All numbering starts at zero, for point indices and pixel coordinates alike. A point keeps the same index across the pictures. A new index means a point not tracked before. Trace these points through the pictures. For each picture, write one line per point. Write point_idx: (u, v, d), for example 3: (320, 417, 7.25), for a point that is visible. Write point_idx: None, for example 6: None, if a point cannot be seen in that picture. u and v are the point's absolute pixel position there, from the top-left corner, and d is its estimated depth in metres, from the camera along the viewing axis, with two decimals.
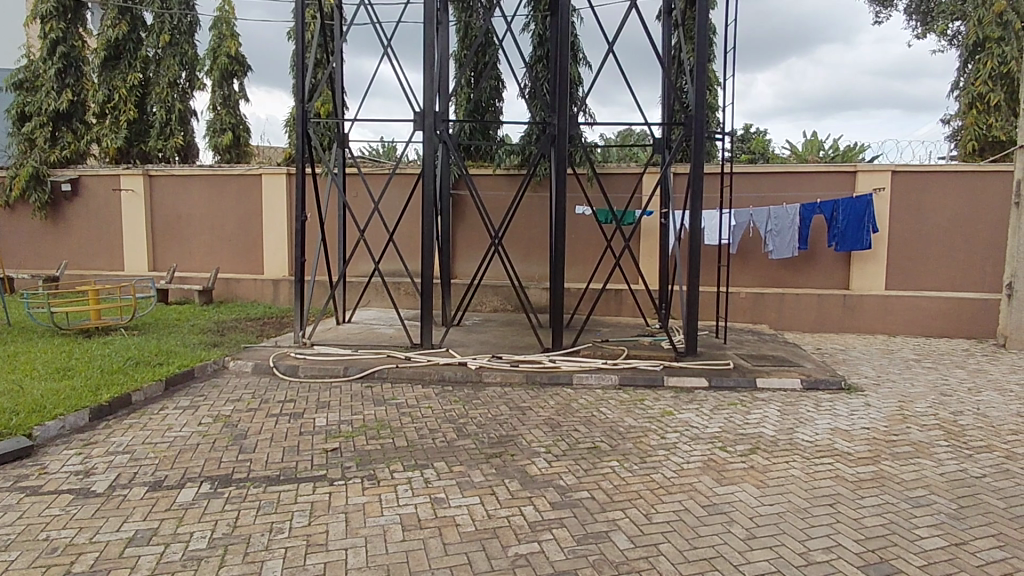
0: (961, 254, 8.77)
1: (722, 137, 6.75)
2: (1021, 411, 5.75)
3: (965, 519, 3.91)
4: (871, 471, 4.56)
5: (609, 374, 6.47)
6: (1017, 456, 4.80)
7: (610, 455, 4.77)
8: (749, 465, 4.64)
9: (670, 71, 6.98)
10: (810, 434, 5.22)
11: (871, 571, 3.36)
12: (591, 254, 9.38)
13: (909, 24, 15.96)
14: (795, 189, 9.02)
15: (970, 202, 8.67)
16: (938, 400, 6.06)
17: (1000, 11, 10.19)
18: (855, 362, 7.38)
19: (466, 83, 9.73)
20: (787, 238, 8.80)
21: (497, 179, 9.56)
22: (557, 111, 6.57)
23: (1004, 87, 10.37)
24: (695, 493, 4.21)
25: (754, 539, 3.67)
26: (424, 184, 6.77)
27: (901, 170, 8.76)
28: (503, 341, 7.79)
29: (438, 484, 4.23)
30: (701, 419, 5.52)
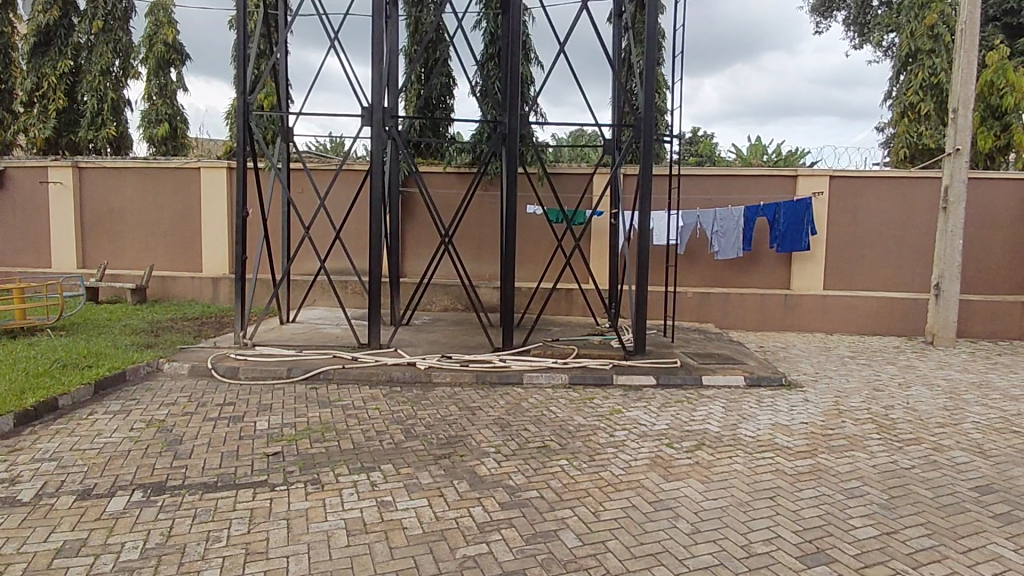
0: (893, 256, 9.20)
1: (671, 139, 6.86)
2: (946, 404, 6.08)
3: (895, 508, 4.09)
4: (809, 465, 4.72)
5: (559, 373, 6.50)
6: (942, 447, 5.07)
7: (560, 453, 4.78)
8: (695, 461, 4.73)
9: (620, 73, 7.05)
10: (752, 430, 5.37)
11: (809, 561, 3.47)
12: (541, 253, 9.42)
13: (848, 35, 16.70)
14: (740, 191, 9.29)
15: (901, 207, 9.12)
16: (870, 395, 6.34)
17: (931, 24, 10.73)
18: (795, 359, 7.65)
19: (416, 79, 9.64)
20: (731, 239, 9.05)
21: (447, 176, 9.49)
22: (507, 109, 6.55)
23: (933, 98, 10.96)
24: (642, 489, 4.26)
25: (699, 533, 3.73)
26: (372, 181, 6.63)
27: (838, 175, 9.12)
28: (453, 340, 7.73)
29: (384, 487, 4.14)
30: (648, 417, 5.60)
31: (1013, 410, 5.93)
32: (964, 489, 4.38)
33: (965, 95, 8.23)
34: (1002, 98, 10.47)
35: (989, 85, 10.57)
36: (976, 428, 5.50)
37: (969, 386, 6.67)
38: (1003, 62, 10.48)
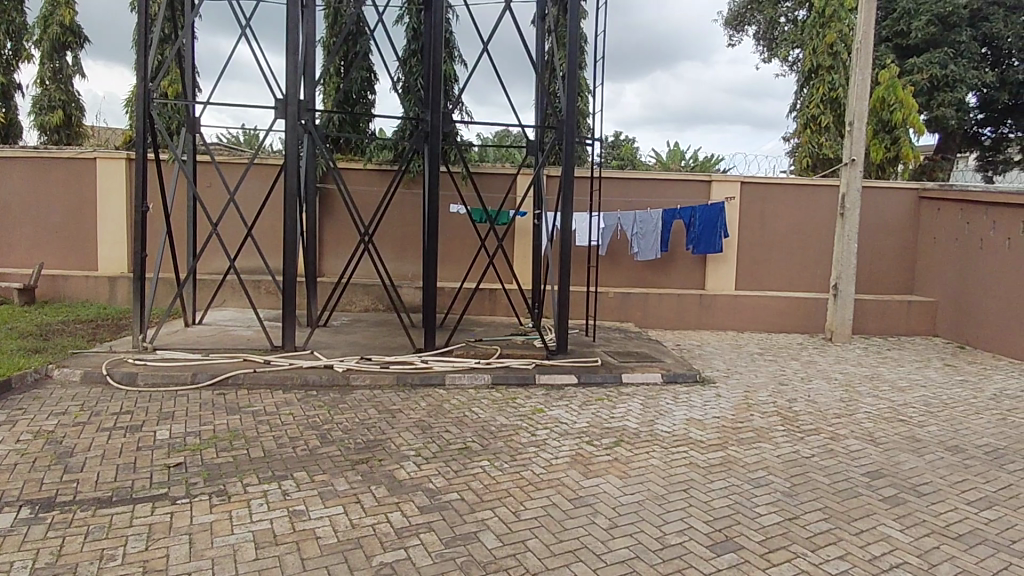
0: (796, 258, 9.80)
1: (592, 142, 6.99)
2: (842, 396, 6.53)
3: (797, 495, 4.35)
4: (720, 457, 4.93)
5: (481, 374, 6.47)
6: (838, 436, 5.43)
7: (481, 454, 4.76)
8: (613, 457, 4.83)
9: (543, 76, 7.13)
10: (668, 425, 5.54)
11: (718, 550, 3.62)
12: (464, 253, 9.39)
13: (758, 49, 17.72)
14: (658, 195, 9.61)
15: (804, 212, 9.73)
16: (776, 389, 6.70)
17: (830, 42, 11.48)
18: (709, 357, 7.98)
19: (334, 73, 9.38)
20: (650, 241, 9.38)
21: (368, 173, 9.26)
22: (429, 107, 6.48)
23: (831, 111, 11.76)
24: (562, 487, 4.31)
25: (616, 528, 3.81)
26: (286, 176, 6.37)
27: (748, 181, 9.62)
28: (373, 342, 7.55)
29: (297, 496, 3.97)
30: (569, 415, 5.68)
31: (900, 401, 6.45)
32: (857, 475, 4.71)
33: (860, 110, 8.81)
34: (891, 113, 11.46)
35: (881, 101, 11.52)
36: (868, 417, 5.93)
37: (863, 378, 7.20)
38: (893, 80, 11.45)
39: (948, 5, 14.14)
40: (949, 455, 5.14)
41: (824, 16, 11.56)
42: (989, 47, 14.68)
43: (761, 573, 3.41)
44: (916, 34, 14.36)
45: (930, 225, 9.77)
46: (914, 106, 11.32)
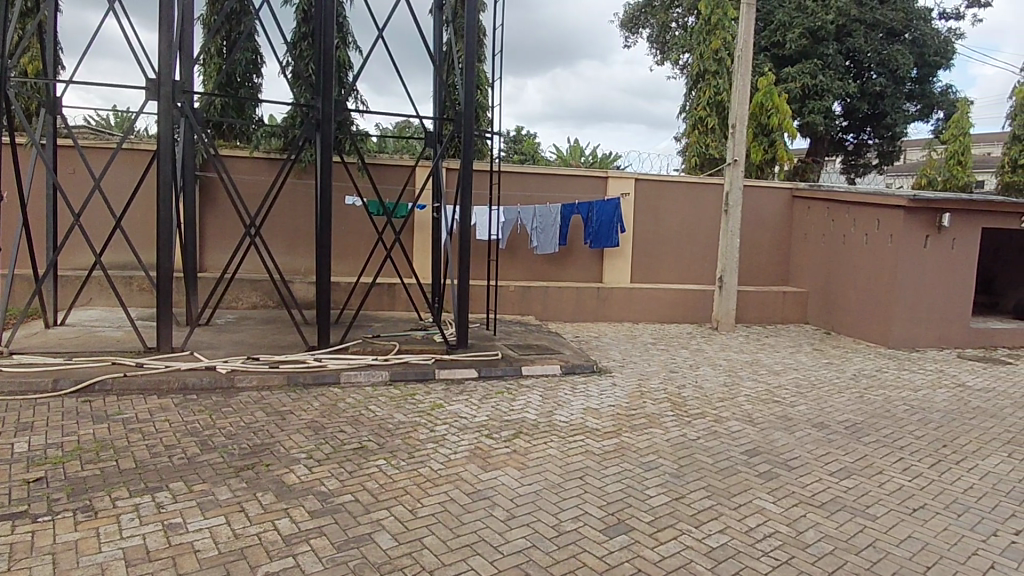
0: (685, 252, 10.36)
1: (491, 136, 7.02)
2: (726, 381, 6.99)
3: (684, 476, 4.60)
4: (614, 444, 5.11)
5: (379, 370, 6.32)
6: (721, 419, 5.80)
7: (377, 453, 4.64)
8: (512, 449, 4.87)
9: (442, 68, 7.06)
10: (566, 415, 5.68)
11: (611, 533, 3.75)
12: (361, 246, 9.18)
13: (652, 51, 18.52)
14: (557, 190, 9.81)
15: (693, 209, 10.30)
16: (667, 377, 7.06)
17: (715, 49, 12.23)
18: (606, 348, 8.26)
19: (215, 53, 8.82)
20: (549, 235, 9.58)
21: (255, 162, 8.85)
22: (322, 94, 6.25)
23: (716, 114, 12.53)
24: (460, 482, 4.29)
25: (514, 518, 3.85)
26: (161, 163, 5.90)
27: (642, 178, 10.04)
28: (262, 341, 7.15)
29: (173, 508, 3.68)
30: (469, 409, 5.67)
31: (774, 383, 6.99)
32: (737, 454, 5.05)
33: (741, 113, 9.40)
34: (769, 117, 12.42)
35: (760, 106, 12.45)
36: (748, 400, 6.38)
37: (743, 364, 7.74)
38: (770, 88, 12.41)
39: (817, 20, 15.45)
40: (816, 431, 5.63)
41: (710, 24, 12.28)
42: (852, 61, 16.20)
43: (650, 552, 3.57)
44: (790, 46, 15.62)
45: (802, 222, 10.68)
46: (788, 112, 12.34)
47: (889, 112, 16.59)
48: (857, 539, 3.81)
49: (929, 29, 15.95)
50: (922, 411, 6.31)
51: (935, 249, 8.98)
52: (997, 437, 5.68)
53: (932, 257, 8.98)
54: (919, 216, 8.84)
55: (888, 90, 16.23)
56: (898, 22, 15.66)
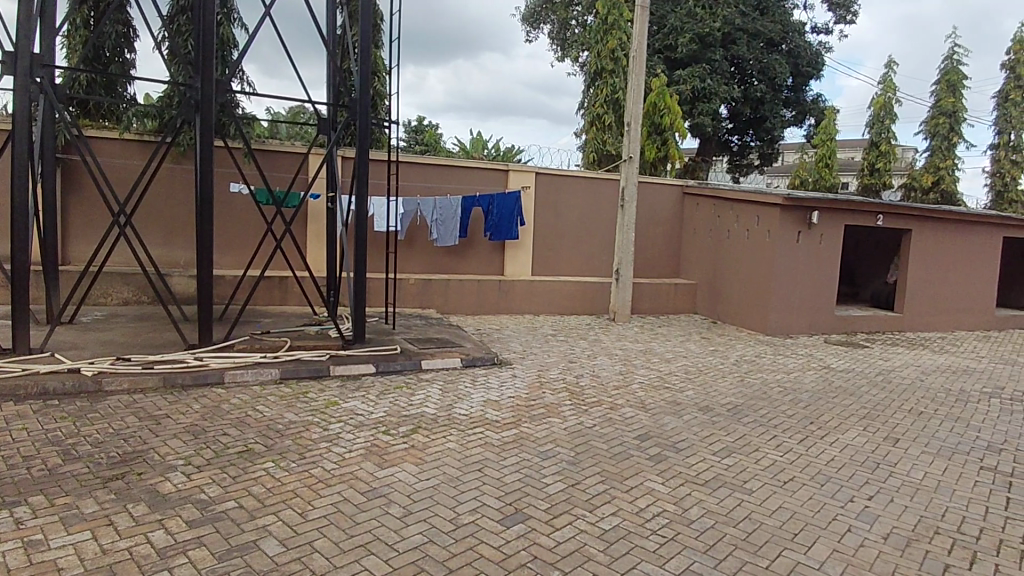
0: (584, 245, 10.67)
1: (387, 124, 6.89)
2: (621, 370, 7.28)
3: (580, 463, 4.73)
4: (512, 434, 5.17)
5: (268, 368, 6.01)
6: (616, 406, 6.03)
7: (265, 456, 4.41)
8: (410, 445, 4.80)
9: (335, 52, 6.83)
10: (466, 408, 5.67)
11: (508, 522, 3.79)
12: (247, 237, 8.78)
13: (552, 47, 18.89)
14: (458, 181, 9.76)
15: (591, 203, 10.61)
16: (565, 367, 7.24)
17: (612, 48, 12.66)
18: (507, 340, 8.34)
19: (80, 23, 8.00)
20: (450, 227, 9.54)
21: (126, 145, 8.20)
22: (200, 73, 5.84)
23: (613, 112, 12.99)
24: (355, 481, 4.17)
25: (410, 515, 3.79)
26: (12, 143, 5.25)
27: (542, 172, 10.20)
28: (137, 340, 6.58)
29: (32, 524, 3.30)
30: (366, 406, 5.52)
31: (665, 370, 7.36)
32: (630, 439, 5.27)
33: (635, 112, 9.77)
34: (661, 117, 13.03)
35: (653, 106, 13.03)
36: (641, 387, 6.68)
37: (638, 353, 8.09)
38: (662, 89, 13.02)
39: (706, 27, 16.38)
40: (702, 414, 5.99)
41: (607, 24, 12.68)
42: (736, 67, 17.31)
43: (546, 538, 3.63)
44: (681, 50, 16.48)
45: (691, 217, 11.35)
46: (679, 113, 12.99)
47: (769, 117, 17.89)
48: (734, 513, 4.09)
49: (802, 42, 17.39)
50: (793, 392, 6.89)
51: (806, 244, 9.81)
52: (854, 413, 6.31)
53: (802, 251, 9.79)
54: (792, 214, 9.62)
55: (768, 96, 17.50)
56: (776, 33, 16.95)
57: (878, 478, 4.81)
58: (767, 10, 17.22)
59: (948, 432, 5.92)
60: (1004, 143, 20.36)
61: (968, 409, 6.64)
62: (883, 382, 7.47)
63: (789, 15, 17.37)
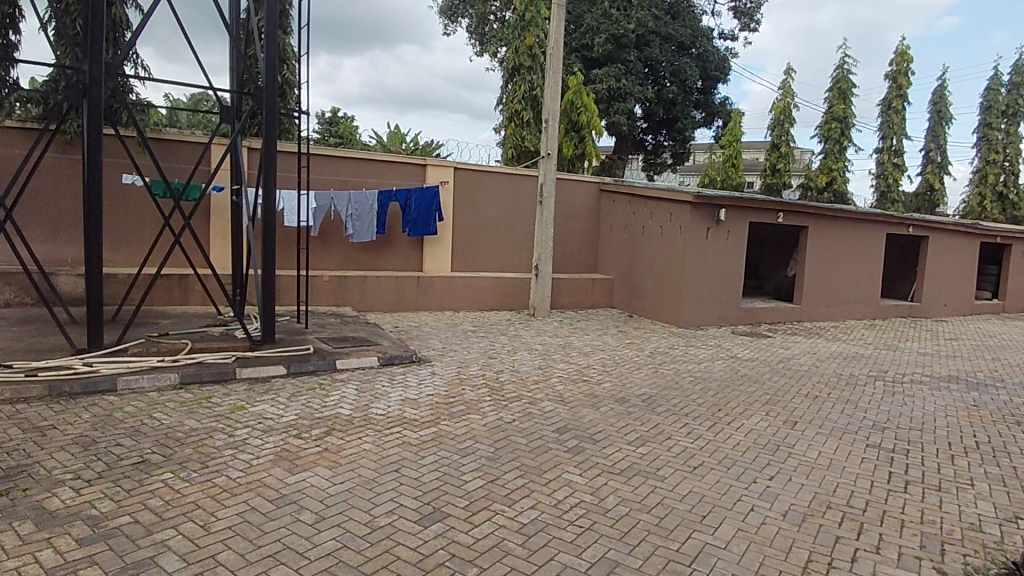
0: (504, 240, 10.71)
1: (297, 114, 6.61)
2: (540, 364, 7.36)
3: (498, 458, 4.73)
4: (431, 432, 5.11)
5: (168, 373, 5.62)
6: (535, 400, 6.09)
7: (164, 466, 4.11)
8: (323, 448, 4.64)
9: (239, 37, 6.47)
10: (383, 408, 5.54)
11: (425, 522, 3.73)
12: (144, 232, 8.23)
13: (471, 41, 18.83)
14: (373, 175, 9.54)
15: (510, 199, 10.67)
16: (485, 363, 7.24)
17: (529, 45, 12.79)
18: (426, 337, 8.23)
19: None
20: (365, 223, 9.29)
21: (4, 132, 7.43)
22: (88, 54, 5.36)
23: (531, 108, 13.11)
24: (263, 489, 3.97)
25: (323, 520, 3.65)
26: None
27: (461, 168, 10.14)
28: (17, 345, 5.97)
29: None
30: (276, 409, 5.28)
31: (583, 364, 7.51)
32: (548, 433, 5.33)
33: (553, 109, 9.90)
34: (579, 115, 13.29)
35: (570, 104, 13.27)
36: (560, 380, 6.79)
37: (557, 348, 8.22)
38: (579, 87, 13.30)
39: (621, 28, 16.84)
40: (618, 405, 6.16)
41: (525, 20, 12.79)
42: (649, 69, 17.91)
43: (464, 536, 3.61)
44: (598, 49, 16.88)
45: (608, 214, 11.68)
46: (595, 111, 13.30)
47: (680, 118, 18.65)
48: (648, 499, 4.23)
49: (710, 47, 18.26)
50: (703, 381, 7.22)
51: (715, 240, 10.31)
52: (757, 399, 6.69)
53: (711, 247, 10.27)
54: (702, 211, 10.07)
55: (680, 97, 18.26)
56: (686, 37, 17.66)
57: (778, 459, 5.12)
58: (678, 14, 17.90)
59: (840, 414, 6.40)
60: (887, 148, 22.25)
61: (856, 392, 7.23)
62: (783, 370, 7.98)
63: (698, 21, 18.16)
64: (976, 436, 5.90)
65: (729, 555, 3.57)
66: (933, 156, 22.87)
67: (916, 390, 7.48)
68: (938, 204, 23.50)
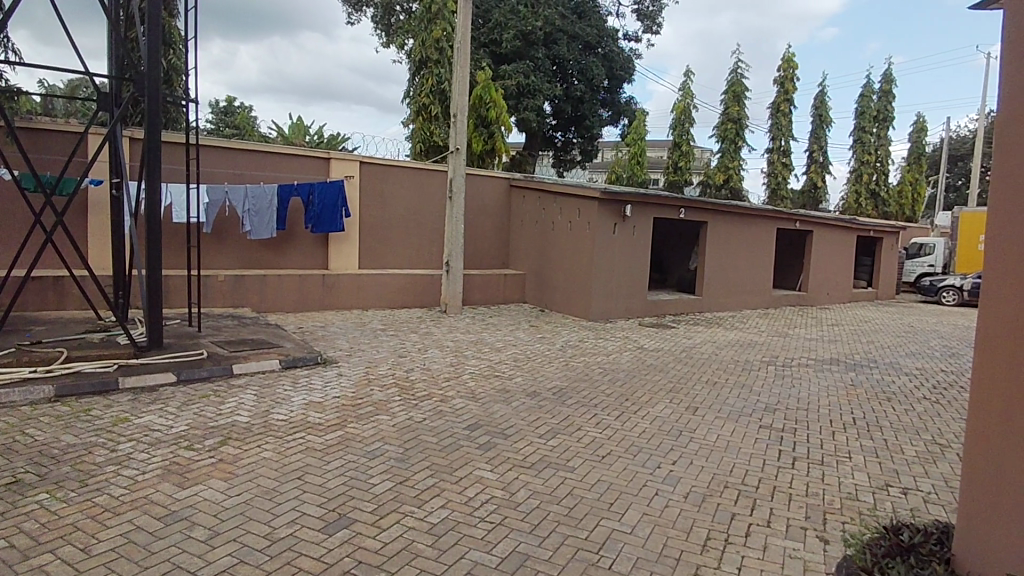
0: (413, 237, 10.55)
1: (186, 103, 6.19)
2: (452, 361, 7.31)
3: (408, 459, 4.64)
4: (337, 436, 4.93)
5: (40, 385, 5.08)
6: (446, 398, 6.03)
7: (36, 487, 3.72)
8: (218, 459, 4.35)
9: (117, 18, 5.95)
10: (284, 413, 5.29)
11: (330, 529, 3.59)
12: (12, 230, 7.43)
13: (376, 32, 18.34)
14: (273, 169, 9.09)
15: (420, 194, 10.52)
16: (395, 362, 7.09)
17: (436, 38, 12.64)
18: (332, 337, 7.95)
19: None
20: (264, 219, 8.84)
21: None
22: None
23: (439, 102, 12.99)
24: (151, 505, 3.67)
25: (218, 536, 3.42)
26: None
27: (367, 162, 9.86)
28: None
29: None
30: (165, 420, 4.90)
31: (495, 359, 7.53)
32: (460, 430, 5.29)
33: (461, 104, 9.82)
34: (488, 111, 13.31)
35: (479, 99, 13.28)
36: (471, 377, 6.77)
37: (469, 344, 8.20)
38: (488, 83, 13.30)
39: (529, 25, 17.02)
40: (528, 399, 6.22)
41: (432, 13, 12.62)
42: (557, 66, 18.22)
43: (371, 541, 3.50)
44: (506, 45, 16.98)
45: (519, 210, 11.79)
46: (504, 108, 13.36)
47: (588, 115, 19.11)
48: (558, 491, 4.30)
49: (615, 48, 18.82)
50: (611, 372, 7.45)
51: (621, 235, 10.64)
52: (661, 387, 6.98)
53: (618, 242, 10.59)
54: (608, 207, 10.36)
55: (587, 96, 18.70)
56: (592, 37, 18.10)
57: (681, 444, 5.36)
58: (584, 14, 18.29)
59: (736, 398, 6.80)
60: (777, 148, 23.90)
61: (751, 377, 7.72)
62: (685, 358, 8.39)
63: (604, 22, 18.66)
64: (853, 413, 6.46)
65: (635, 539, 3.69)
66: (816, 157, 24.81)
67: (802, 373, 8.09)
68: (821, 201, 25.57)
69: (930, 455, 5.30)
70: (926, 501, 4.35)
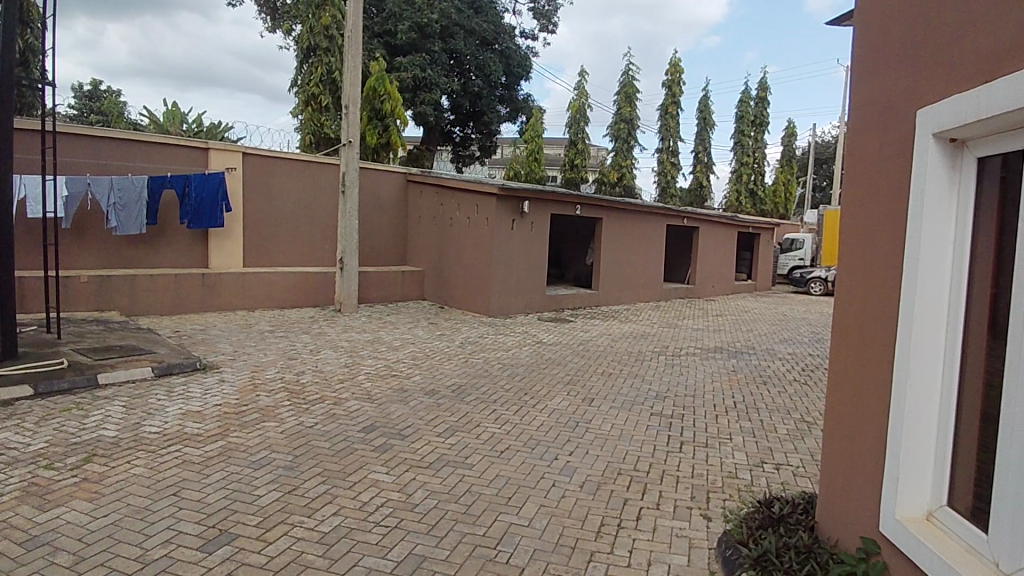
0: (304, 233, 10.08)
1: (45, 87, 5.54)
2: (347, 362, 7.07)
3: (298, 466, 4.41)
4: (218, 447, 4.59)
5: None
6: (340, 400, 5.81)
7: None
8: (81, 478, 3.91)
9: None
10: (158, 424, 4.86)
11: (210, 547, 3.32)
12: None
13: (261, 15, 17.35)
14: (142, 159, 8.32)
15: (311, 188, 10.07)
16: (285, 365, 6.73)
17: (325, 25, 12.12)
18: (214, 341, 7.41)
19: None
20: (133, 213, 8.09)
21: None
22: None
23: (330, 93, 12.51)
24: (7, 532, 3.26)
25: (83, 561, 3.08)
26: None
27: (251, 153, 9.28)
28: None
29: None
30: (18, 438, 4.35)
31: (392, 359, 7.36)
32: (354, 433, 5.11)
33: (354, 95, 9.49)
34: (382, 103, 12.96)
35: (373, 91, 12.91)
36: (368, 377, 6.57)
37: (365, 344, 7.96)
38: (382, 74, 12.93)
39: (424, 17, 16.83)
40: (427, 398, 6.14)
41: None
42: (455, 60, 18.12)
43: (257, 556, 3.28)
44: (401, 36, 16.68)
45: (416, 206, 11.61)
46: (399, 100, 13.03)
47: (486, 111, 19.14)
48: (456, 488, 4.26)
49: (512, 45, 18.98)
50: (510, 367, 7.51)
51: (519, 231, 10.76)
52: (559, 381, 7.13)
53: (516, 238, 10.70)
54: (506, 203, 10.43)
55: (484, 91, 18.68)
56: (489, 33, 18.15)
57: (576, 435, 5.50)
58: (481, 9, 18.31)
59: (628, 388, 7.09)
60: (666, 148, 25.22)
61: (642, 367, 8.08)
62: (581, 351, 8.64)
63: (500, 18, 18.78)
64: (734, 397, 6.93)
65: (532, 531, 3.73)
66: (701, 158, 26.47)
67: (689, 361, 8.59)
68: (706, 200, 27.29)
69: (798, 432, 5.80)
70: (795, 474, 4.76)
